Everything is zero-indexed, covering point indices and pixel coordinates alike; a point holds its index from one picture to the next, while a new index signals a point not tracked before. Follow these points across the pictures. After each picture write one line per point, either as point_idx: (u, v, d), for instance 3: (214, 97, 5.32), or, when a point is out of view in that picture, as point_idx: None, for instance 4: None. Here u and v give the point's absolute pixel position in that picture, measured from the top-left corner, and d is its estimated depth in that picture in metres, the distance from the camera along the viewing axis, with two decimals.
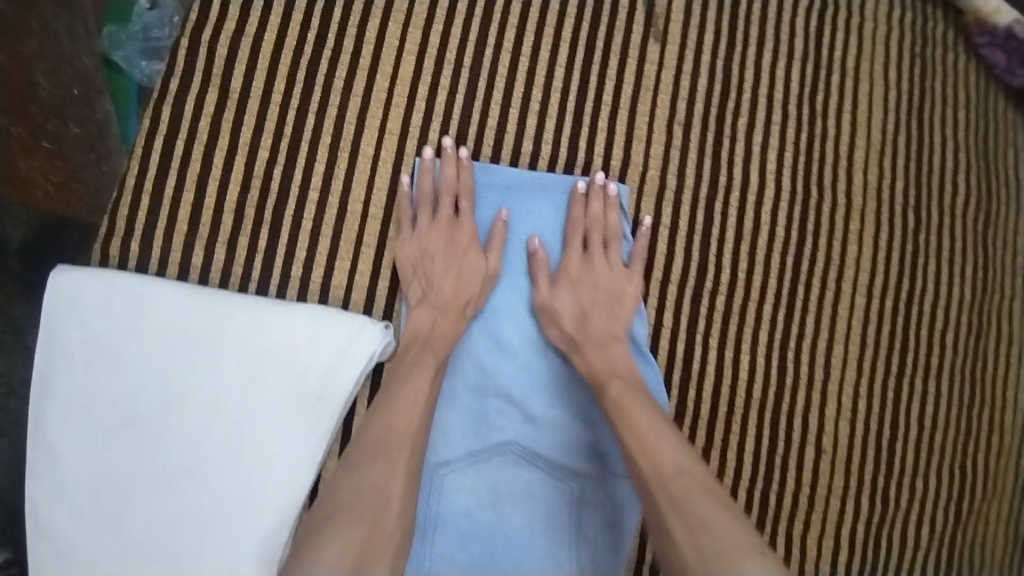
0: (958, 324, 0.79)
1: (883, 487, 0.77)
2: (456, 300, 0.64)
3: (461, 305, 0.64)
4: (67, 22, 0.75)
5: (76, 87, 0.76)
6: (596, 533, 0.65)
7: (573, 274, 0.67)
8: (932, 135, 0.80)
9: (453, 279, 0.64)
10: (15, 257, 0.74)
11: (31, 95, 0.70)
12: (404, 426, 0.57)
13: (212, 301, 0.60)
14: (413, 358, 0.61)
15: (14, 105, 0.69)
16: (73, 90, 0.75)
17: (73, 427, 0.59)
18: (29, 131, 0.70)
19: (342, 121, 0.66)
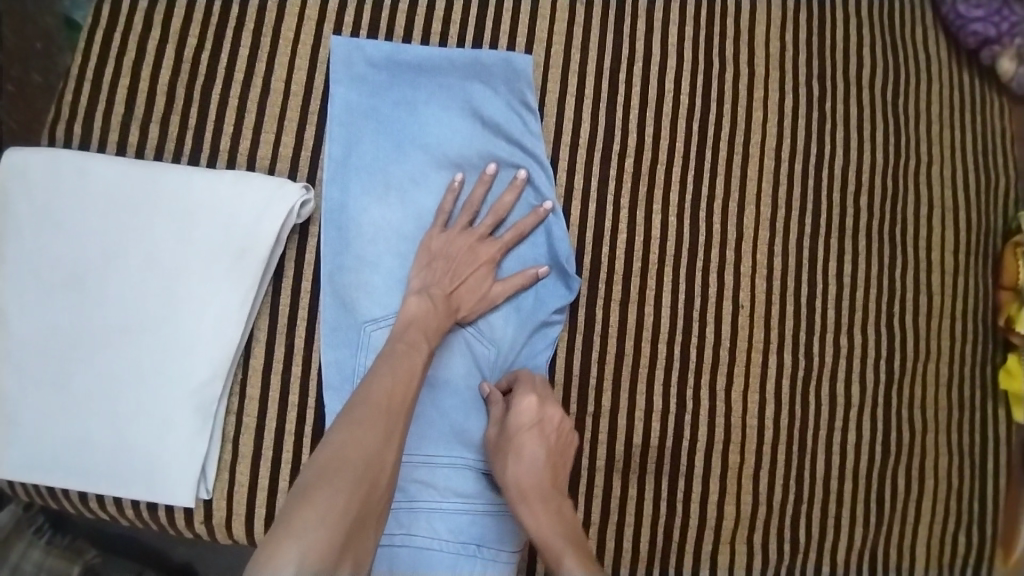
0: (872, 186, 0.82)
1: (807, 343, 0.78)
2: (483, 252, 0.67)
3: (487, 257, 0.67)
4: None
5: (38, 43, 0.95)
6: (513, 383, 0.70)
7: (526, 418, 0.63)
8: (833, 11, 0.84)
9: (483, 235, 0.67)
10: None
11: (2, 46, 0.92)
12: (408, 354, 0.61)
13: (144, 169, 0.65)
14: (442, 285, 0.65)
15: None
16: (36, 46, 0.95)
17: (27, 287, 0.64)
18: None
19: (263, 9, 0.69)
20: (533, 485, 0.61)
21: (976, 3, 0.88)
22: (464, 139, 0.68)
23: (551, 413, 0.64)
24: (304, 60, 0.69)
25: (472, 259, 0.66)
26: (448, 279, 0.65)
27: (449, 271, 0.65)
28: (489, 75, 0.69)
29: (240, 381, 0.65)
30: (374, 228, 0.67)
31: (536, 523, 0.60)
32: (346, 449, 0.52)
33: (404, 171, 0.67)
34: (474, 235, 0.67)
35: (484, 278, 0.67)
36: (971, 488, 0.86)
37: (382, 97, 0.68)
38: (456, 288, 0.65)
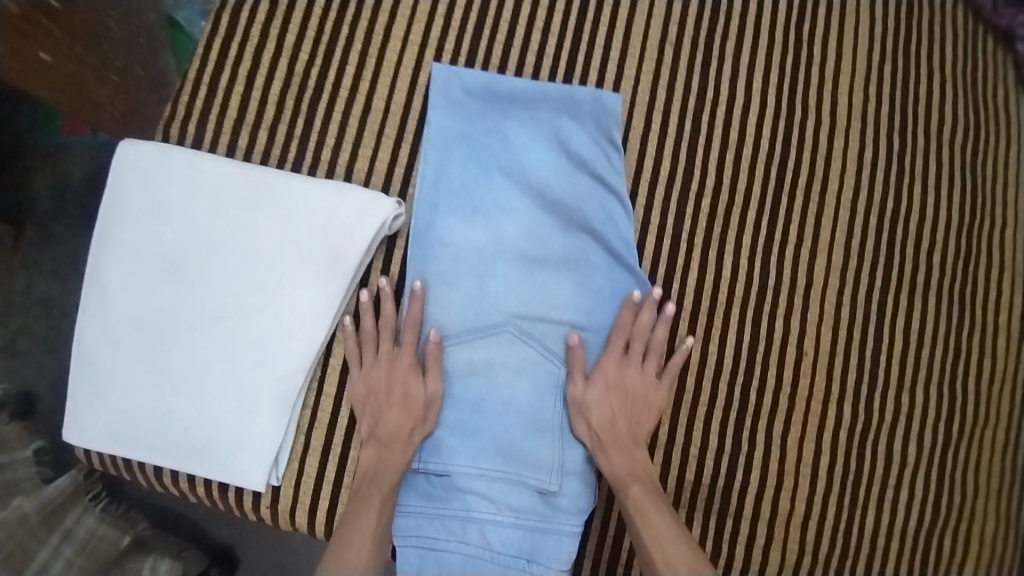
0: (944, 245, 0.83)
1: (866, 395, 0.79)
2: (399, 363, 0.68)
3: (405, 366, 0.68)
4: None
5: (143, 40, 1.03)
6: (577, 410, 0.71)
7: (610, 377, 0.71)
8: (919, 67, 0.85)
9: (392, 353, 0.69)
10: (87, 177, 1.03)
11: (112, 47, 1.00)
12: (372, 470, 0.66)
13: (249, 172, 0.69)
14: (377, 410, 0.68)
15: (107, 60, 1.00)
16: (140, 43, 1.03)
17: (124, 271, 0.67)
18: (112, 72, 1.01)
19: (371, 30, 0.74)
20: (610, 435, 0.69)
21: None
22: (549, 170, 0.72)
23: (631, 379, 0.72)
24: (404, 81, 0.73)
25: (393, 379, 0.68)
26: (378, 407, 0.68)
27: (376, 396, 0.68)
28: (579, 109, 0.72)
29: (319, 377, 0.69)
30: (458, 249, 0.71)
31: (612, 466, 0.68)
32: (353, 523, 0.64)
33: (491, 198, 0.72)
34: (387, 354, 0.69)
35: (414, 384, 0.68)
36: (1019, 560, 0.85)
37: (474, 125, 0.72)
38: (390, 409, 0.68)
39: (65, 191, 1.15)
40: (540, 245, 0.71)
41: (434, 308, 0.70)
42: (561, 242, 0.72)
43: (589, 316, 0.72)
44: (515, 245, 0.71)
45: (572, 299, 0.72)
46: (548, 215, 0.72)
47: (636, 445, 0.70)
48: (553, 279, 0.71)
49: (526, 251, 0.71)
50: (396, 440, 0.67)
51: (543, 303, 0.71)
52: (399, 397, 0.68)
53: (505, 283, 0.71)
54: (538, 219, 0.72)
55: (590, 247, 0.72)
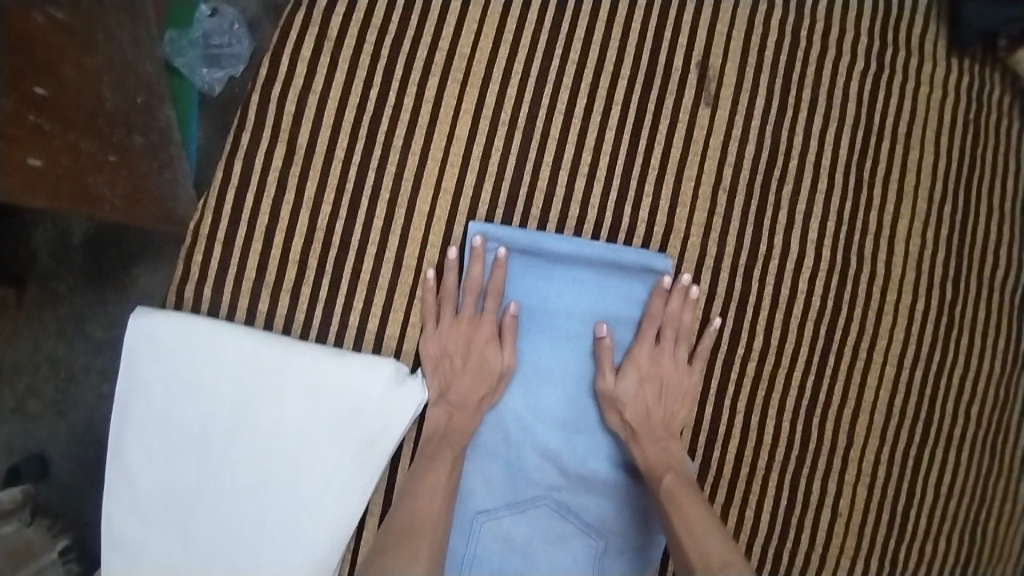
0: (984, 395, 0.81)
1: (893, 550, 0.79)
2: (470, 373, 0.70)
3: (478, 375, 0.70)
4: (121, 95, 0.95)
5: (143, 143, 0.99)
6: None
7: (643, 368, 0.71)
8: (979, 206, 0.81)
9: (466, 369, 0.70)
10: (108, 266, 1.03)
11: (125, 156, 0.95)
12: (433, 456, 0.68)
13: (277, 347, 0.66)
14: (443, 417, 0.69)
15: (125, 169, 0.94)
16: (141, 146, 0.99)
17: (148, 451, 0.65)
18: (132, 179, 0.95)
19: (400, 179, 0.73)
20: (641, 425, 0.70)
21: None
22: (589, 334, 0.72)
23: (665, 368, 0.71)
24: (438, 237, 0.73)
25: (468, 383, 0.69)
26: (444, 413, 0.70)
27: (445, 409, 0.70)
28: (620, 271, 0.72)
29: (355, 544, 0.71)
30: (499, 414, 0.71)
31: (646, 457, 0.69)
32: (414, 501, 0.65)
33: (530, 360, 0.72)
34: (456, 368, 0.70)
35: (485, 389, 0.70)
36: None
37: (514, 286, 0.72)
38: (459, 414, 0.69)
39: (67, 249, 1.02)
40: (579, 410, 0.72)
41: (474, 477, 0.70)
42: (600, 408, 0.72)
43: (627, 488, 0.72)
44: (554, 410, 0.71)
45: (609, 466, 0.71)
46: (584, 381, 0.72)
47: (669, 437, 0.70)
48: (591, 446, 0.71)
49: (565, 416, 0.71)
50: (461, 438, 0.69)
51: (582, 471, 0.71)
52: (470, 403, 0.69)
53: (545, 449, 0.71)
54: (577, 383, 0.72)
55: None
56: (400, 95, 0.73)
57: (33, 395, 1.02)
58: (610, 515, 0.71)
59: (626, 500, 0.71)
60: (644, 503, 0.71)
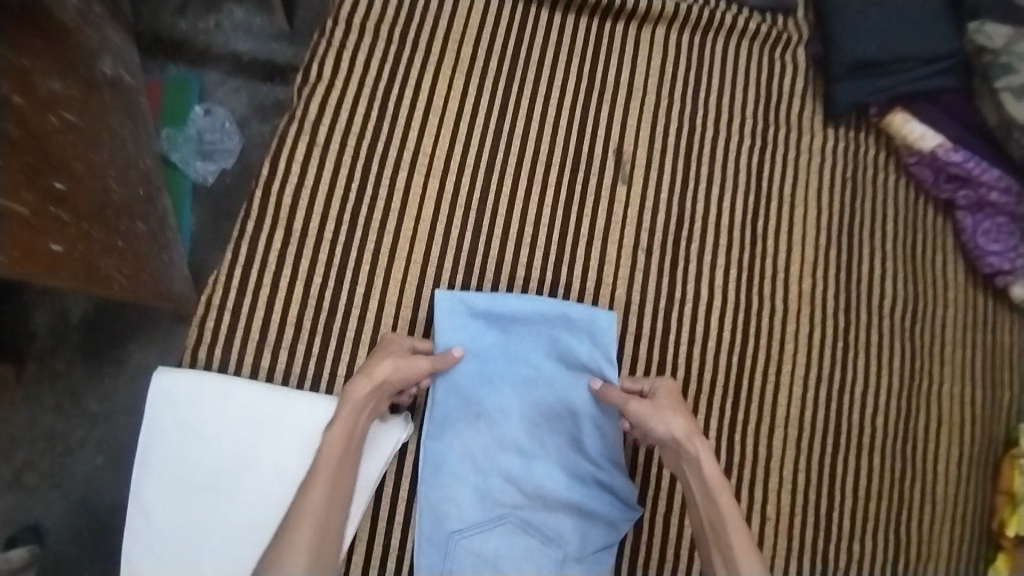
0: (886, 406, 0.94)
1: (822, 551, 0.89)
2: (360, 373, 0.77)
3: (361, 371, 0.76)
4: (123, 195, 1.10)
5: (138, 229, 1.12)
6: None
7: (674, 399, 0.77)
8: (860, 247, 0.97)
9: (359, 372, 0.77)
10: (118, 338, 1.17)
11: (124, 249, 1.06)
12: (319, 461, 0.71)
13: (279, 397, 0.77)
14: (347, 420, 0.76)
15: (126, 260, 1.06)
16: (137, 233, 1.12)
17: (164, 494, 0.74)
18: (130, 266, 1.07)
19: (378, 252, 0.89)
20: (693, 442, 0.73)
21: (993, 238, 0.99)
22: (542, 376, 0.84)
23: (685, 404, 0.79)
24: (410, 299, 0.88)
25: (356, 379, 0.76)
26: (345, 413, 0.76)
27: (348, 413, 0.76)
28: (569, 321, 0.84)
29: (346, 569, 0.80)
30: (467, 448, 0.82)
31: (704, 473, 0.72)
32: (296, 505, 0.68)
33: (493, 400, 0.83)
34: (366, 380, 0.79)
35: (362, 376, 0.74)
36: None
37: (475, 338, 0.84)
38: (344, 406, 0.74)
39: (66, 329, 1.15)
40: (538, 440, 0.83)
41: (449, 502, 0.80)
42: (556, 438, 0.83)
43: (583, 507, 0.82)
44: (515, 441, 0.82)
45: (566, 488, 0.82)
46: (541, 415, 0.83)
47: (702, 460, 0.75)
48: (550, 471, 0.82)
49: (525, 446, 0.82)
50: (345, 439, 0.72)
51: (542, 492, 0.81)
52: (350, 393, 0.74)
53: (510, 473, 0.82)
54: (535, 417, 0.83)
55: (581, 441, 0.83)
56: (375, 185, 0.91)
57: (30, 467, 1.10)
58: (568, 530, 0.81)
59: (582, 516, 0.82)
60: (598, 516, 0.82)
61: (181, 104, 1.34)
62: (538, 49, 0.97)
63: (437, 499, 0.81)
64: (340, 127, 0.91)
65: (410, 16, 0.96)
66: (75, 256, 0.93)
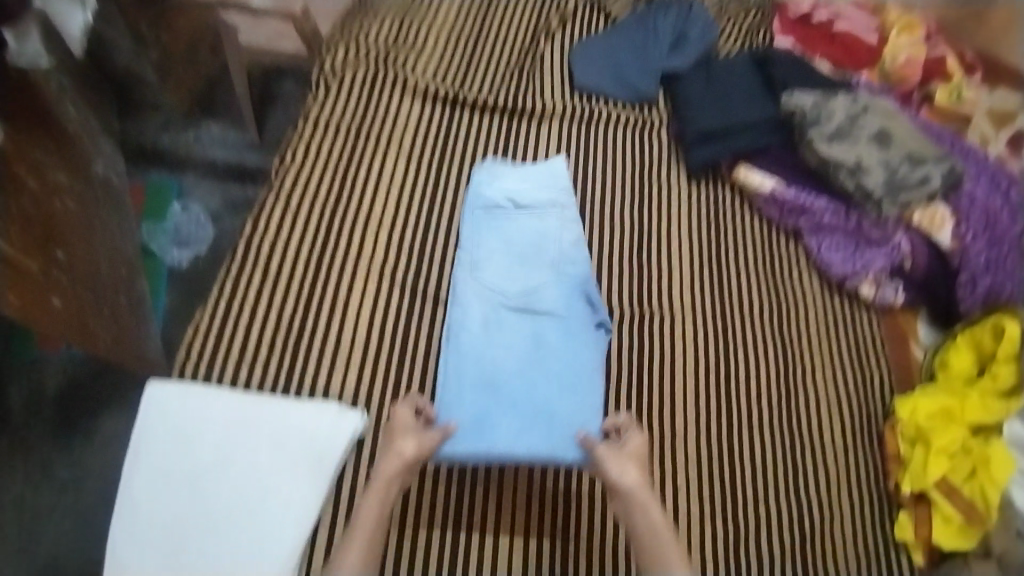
0: (769, 391, 1.14)
1: (732, 515, 1.04)
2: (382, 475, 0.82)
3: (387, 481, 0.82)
4: (105, 266, 1.26)
5: (116, 297, 1.26)
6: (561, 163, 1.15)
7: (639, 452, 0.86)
8: (731, 266, 1.23)
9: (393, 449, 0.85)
10: (92, 403, 1.25)
11: (101, 312, 1.20)
12: (362, 507, 0.80)
13: (254, 401, 0.89)
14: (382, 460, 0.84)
15: (100, 319, 1.20)
16: (113, 300, 1.25)
17: (150, 488, 0.84)
18: (104, 322, 1.20)
19: (339, 287, 1.03)
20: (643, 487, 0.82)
21: (836, 252, 1.25)
22: (531, 389, 0.93)
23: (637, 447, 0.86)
24: (364, 322, 1.01)
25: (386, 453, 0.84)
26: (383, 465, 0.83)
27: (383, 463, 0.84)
28: (550, 428, 0.90)
29: (309, 555, 0.87)
30: (477, 213, 1.09)
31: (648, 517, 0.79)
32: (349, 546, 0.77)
33: (486, 233, 1.07)
34: (397, 422, 0.88)
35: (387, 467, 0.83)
36: None
37: (466, 425, 0.90)
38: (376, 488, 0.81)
39: (40, 401, 1.24)
40: (540, 176, 1.12)
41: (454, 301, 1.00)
42: (536, 232, 1.06)
43: (575, 262, 1.05)
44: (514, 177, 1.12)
45: (535, 220, 1.08)
46: (527, 175, 1.12)
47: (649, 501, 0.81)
48: (537, 275, 1.02)
49: (521, 269, 1.03)
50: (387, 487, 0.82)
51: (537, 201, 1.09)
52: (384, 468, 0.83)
53: (497, 197, 1.10)
54: (531, 179, 1.12)
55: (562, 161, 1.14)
56: (329, 247, 1.06)
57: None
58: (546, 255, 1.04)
59: (580, 251, 1.06)
60: (565, 295, 1.01)
61: (161, 203, 1.57)
62: (464, 136, 1.23)
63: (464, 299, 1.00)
64: (299, 201, 1.09)
65: (354, 121, 1.20)
66: (71, 312, 1.11)
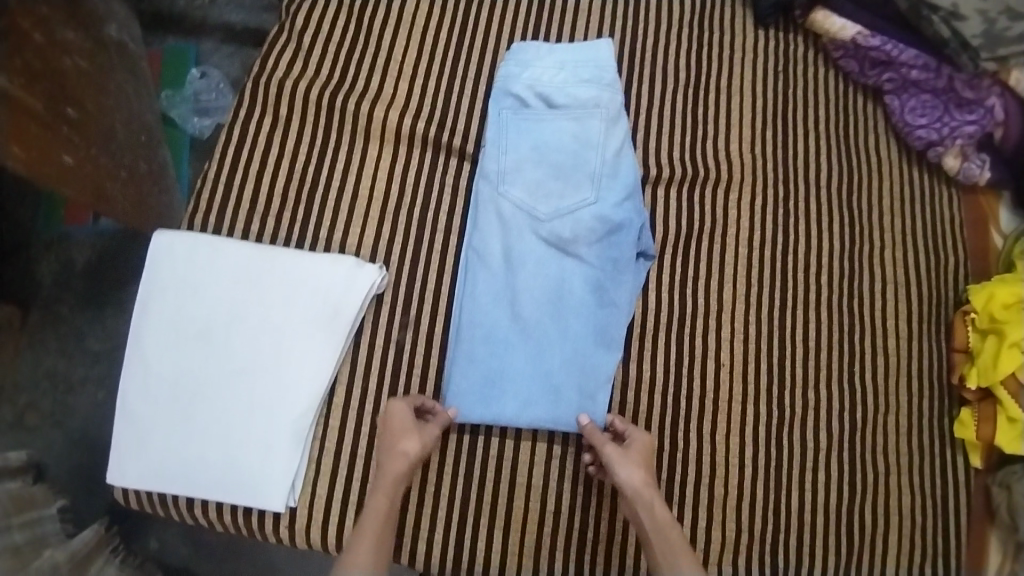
0: (831, 268, 1.02)
1: (778, 397, 0.96)
2: (392, 454, 0.79)
3: (395, 455, 0.79)
4: (128, 130, 1.19)
5: (139, 161, 1.21)
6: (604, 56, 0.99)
7: (643, 451, 0.82)
8: (797, 128, 1.07)
9: (394, 436, 0.80)
10: (118, 269, 1.23)
11: (122, 175, 1.15)
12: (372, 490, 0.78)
13: (263, 253, 0.84)
14: (386, 437, 0.80)
15: (122, 182, 1.14)
16: (134, 163, 1.20)
17: (165, 338, 0.83)
18: (125, 182, 1.15)
19: (354, 135, 0.93)
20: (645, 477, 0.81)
21: (920, 113, 1.07)
22: (553, 347, 0.87)
23: (641, 448, 0.82)
24: (382, 174, 0.92)
25: (390, 448, 0.79)
26: (387, 457, 0.79)
27: (386, 438, 0.80)
28: (560, 398, 0.85)
29: (326, 411, 0.84)
30: (505, 114, 0.94)
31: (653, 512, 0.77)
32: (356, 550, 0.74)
33: (515, 135, 0.93)
34: (398, 415, 0.81)
35: (397, 469, 0.78)
36: (935, 545, 0.97)
37: (481, 373, 0.85)
38: (385, 471, 0.78)
39: (70, 275, 1.22)
40: (580, 68, 0.97)
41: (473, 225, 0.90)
42: (572, 143, 0.94)
43: (617, 176, 0.93)
44: (548, 66, 0.97)
45: (571, 123, 0.94)
46: (565, 66, 0.97)
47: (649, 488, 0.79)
48: (573, 194, 0.91)
49: (556, 185, 0.92)
50: (393, 488, 0.77)
51: (575, 106, 0.95)
52: (393, 464, 0.78)
53: (527, 93, 0.96)
54: (569, 70, 0.97)
55: (606, 47, 0.99)
56: (343, 90, 0.95)
57: (36, 403, 1.15)
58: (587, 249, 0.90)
59: (619, 174, 0.93)
60: (597, 227, 0.90)
61: (179, 69, 1.47)
62: None
63: (488, 222, 0.90)
64: (309, 40, 0.98)
65: None
66: (84, 170, 1.03)
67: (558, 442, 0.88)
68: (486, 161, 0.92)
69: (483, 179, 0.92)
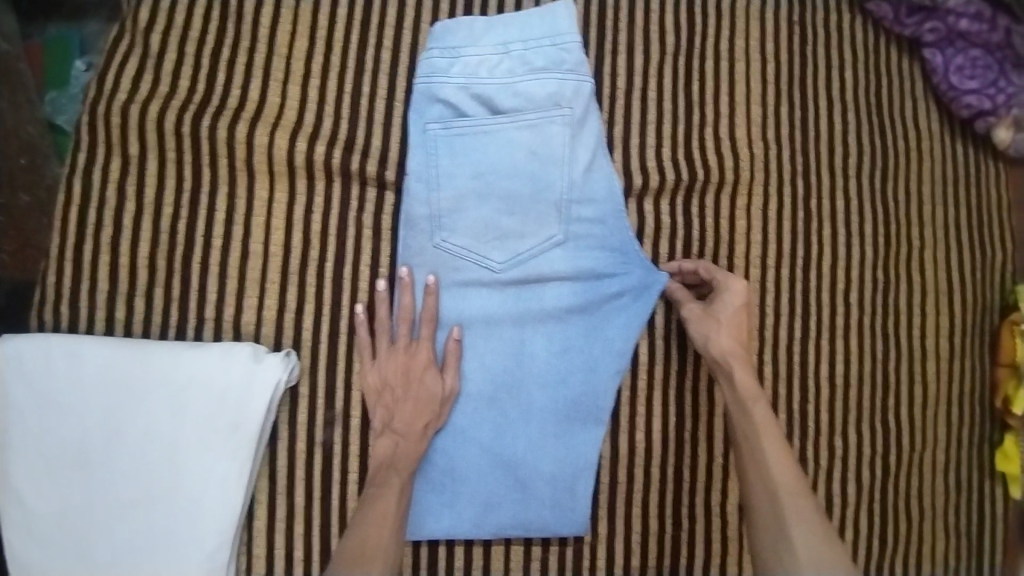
0: (861, 282, 0.83)
1: (799, 448, 0.81)
2: (406, 373, 0.70)
3: (415, 373, 0.70)
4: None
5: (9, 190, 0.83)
6: (563, 24, 0.74)
7: (732, 319, 0.70)
8: (814, 101, 0.85)
9: (402, 356, 0.70)
10: None
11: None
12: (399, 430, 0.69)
13: (136, 351, 0.67)
14: (391, 357, 0.70)
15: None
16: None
17: (31, 472, 0.66)
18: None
19: (242, 170, 0.72)
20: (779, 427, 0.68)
21: (969, 74, 0.85)
22: (517, 434, 0.73)
23: (729, 311, 0.70)
24: (281, 221, 0.72)
25: (409, 367, 0.70)
26: (398, 379, 0.70)
27: (396, 355, 0.70)
28: (532, 496, 0.73)
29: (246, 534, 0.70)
30: (433, 130, 0.72)
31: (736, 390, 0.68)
32: (371, 526, 0.64)
33: (449, 159, 0.72)
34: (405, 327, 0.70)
35: (427, 387, 0.69)
36: None
37: (433, 474, 0.72)
38: (408, 398, 0.69)
39: None
40: (532, 50, 0.73)
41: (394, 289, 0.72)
42: (527, 161, 0.72)
43: (589, 200, 0.73)
44: (485, 52, 0.73)
45: (524, 132, 0.72)
46: (509, 50, 0.73)
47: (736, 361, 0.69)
48: (533, 233, 0.72)
49: (510, 222, 0.72)
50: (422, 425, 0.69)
51: (527, 109, 0.72)
52: (416, 390, 0.69)
53: (459, 95, 0.72)
54: (515, 56, 0.73)
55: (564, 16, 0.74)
56: (219, 108, 0.72)
57: None
58: (555, 306, 0.72)
59: (591, 198, 0.73)
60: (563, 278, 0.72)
61: None
62: None
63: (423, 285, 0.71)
64: (171, 40, 0.74)
65: None
66: None
67: (537, 544, 0.74)
68: (415, 200, 0.72)
69: (412, 225, 0.72)
